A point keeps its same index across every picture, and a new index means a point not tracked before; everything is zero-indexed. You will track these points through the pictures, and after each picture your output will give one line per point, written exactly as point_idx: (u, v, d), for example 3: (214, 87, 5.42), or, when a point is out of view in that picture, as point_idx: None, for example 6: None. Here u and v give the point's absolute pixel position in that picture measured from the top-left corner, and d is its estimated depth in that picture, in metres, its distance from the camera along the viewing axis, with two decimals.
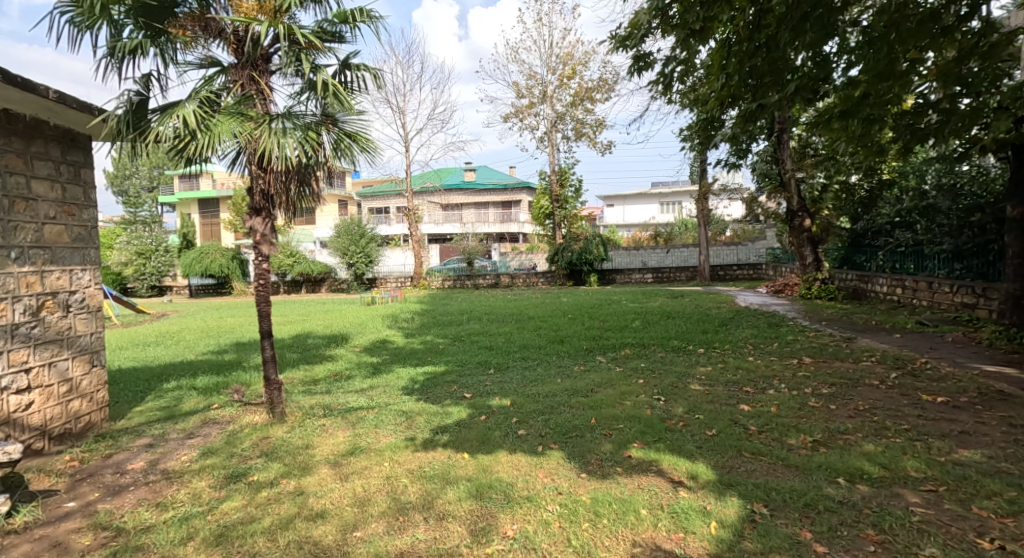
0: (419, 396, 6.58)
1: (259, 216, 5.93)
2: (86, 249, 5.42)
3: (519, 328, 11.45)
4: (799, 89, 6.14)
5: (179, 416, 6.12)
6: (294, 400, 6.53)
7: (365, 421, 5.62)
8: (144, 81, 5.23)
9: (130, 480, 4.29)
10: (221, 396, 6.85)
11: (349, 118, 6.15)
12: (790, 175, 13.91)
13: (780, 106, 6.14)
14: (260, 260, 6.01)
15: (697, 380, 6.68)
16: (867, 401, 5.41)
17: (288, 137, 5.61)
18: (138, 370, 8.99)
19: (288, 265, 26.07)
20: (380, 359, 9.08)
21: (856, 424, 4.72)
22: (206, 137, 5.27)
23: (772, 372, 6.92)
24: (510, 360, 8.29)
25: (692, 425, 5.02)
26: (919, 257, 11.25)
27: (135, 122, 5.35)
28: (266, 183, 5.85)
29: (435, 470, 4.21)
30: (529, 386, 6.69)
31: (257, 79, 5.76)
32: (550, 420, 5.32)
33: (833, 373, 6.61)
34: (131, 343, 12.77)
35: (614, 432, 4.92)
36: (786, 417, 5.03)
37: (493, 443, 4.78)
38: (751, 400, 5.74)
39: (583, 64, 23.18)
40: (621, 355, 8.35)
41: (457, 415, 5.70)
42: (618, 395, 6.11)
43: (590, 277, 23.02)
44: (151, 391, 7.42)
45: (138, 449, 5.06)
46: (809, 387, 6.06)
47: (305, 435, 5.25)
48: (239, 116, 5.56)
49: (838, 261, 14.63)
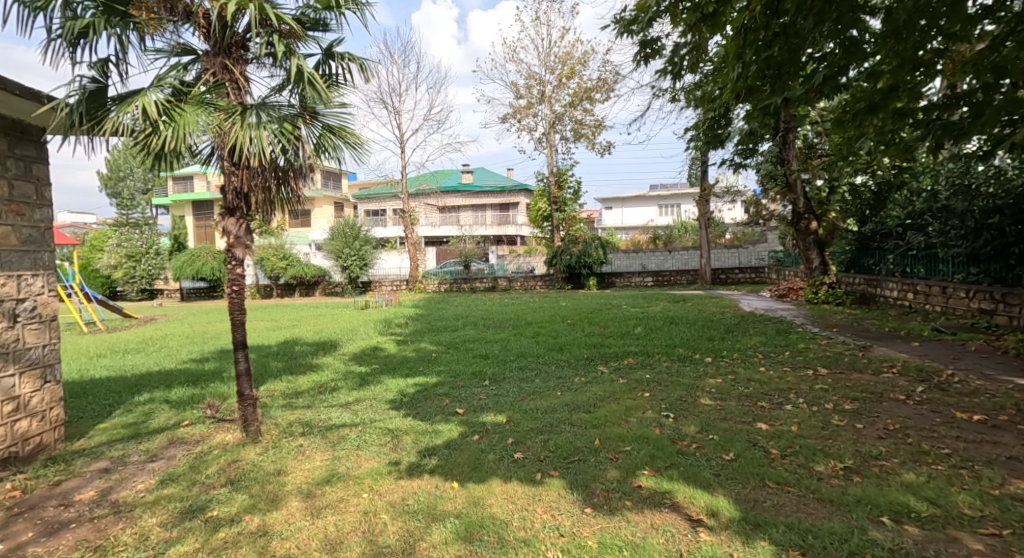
0: (407, 411, 6.09)
1: (232, 216, 5.47)
2: (38, 252, 4.95)
3: (516, 334, 10.98)
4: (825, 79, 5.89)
5: (145, 435, 5.64)
6: (272, 417, 6.04)
7: (347, 442, 5.14)
8: (102, 68, 4.78)
9: (74, 515, 3.81)
10: (193, 412, 6.36)
11: (330, 111, 5.71)
12: (797, 175, 13.46)
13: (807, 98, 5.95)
14: (234, 264, 5.54)
15: (707, 394, 6.22)
16: (896, 419, 4.92)
17: (261, 129, 5.14)
18: (113, 380, 8.53)
19: (281, 268, 25.57)
20: (370, 369, 8.55)
21: (890, 447, 4.23)
22: (169, 130, 4.82)
23: (786, 384, 6.44)
24: (506, 370, 7.77)
25: (707, 448, 4.54)
26: (934, 261, 10.76)
27: (92, 111, 4.83)
28: (239, 180, 5.38)
29: (420, 504, 3.74)
30: (527, 400, 6.21)
31: (231, 67, 5.28)
32: (549, 441, 4.84)
33: (854, 385, 6.13)
34: (111, 350, 12.25)
35: (620, 455, 4.44)
36: (810, 438, 4.56)
37: (485, 469, 4.29)
38: (769, 417, 5.25)
39: (583, 63, 22.82)
40: (624, 366, 7.85)
41: (447, 434, 5.22)
42: (622, 411, 5.63)
43: (589, 281, 22.58)
44: (121, 404, 6.95)
45: (93, 474, 4.59)
46: (830, 402, 5.58)
47: (277, 458, 4.75)
48: (208, 107, 5.12)
49: (844, 264, 14.18)
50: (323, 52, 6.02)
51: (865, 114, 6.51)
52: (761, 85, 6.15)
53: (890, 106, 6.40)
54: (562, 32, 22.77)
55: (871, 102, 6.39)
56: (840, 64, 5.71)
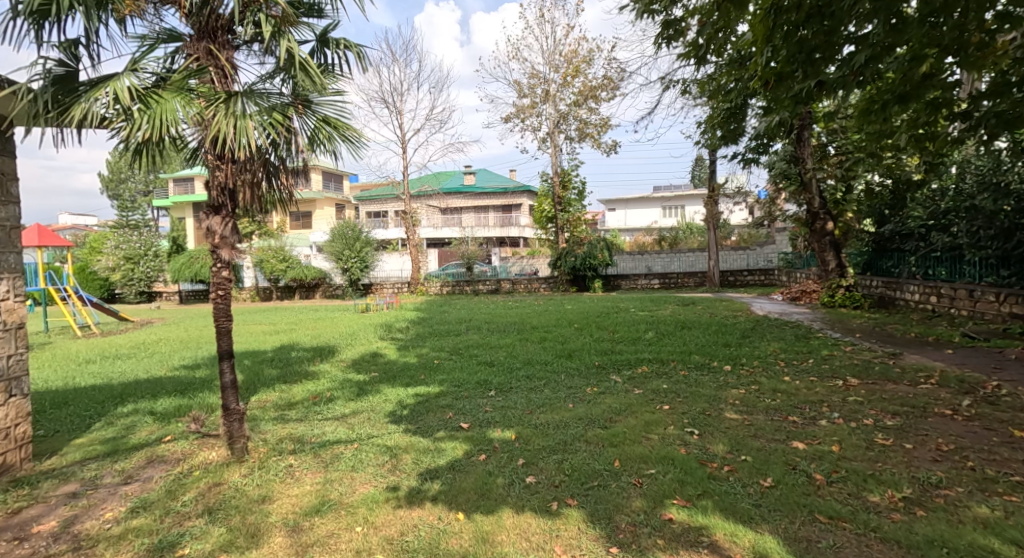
0: (407, 426, 5.62)
1: (217, 215, 5.02)
2: (2, 254, 4.53)
3: (521, 340, 10.51)
4: (867, 61, 5.48)
5: (122, 452, 5.20)
6: (261, 431, 5.59)
7: (342, 461, 4.68)
8: (75, 51, 4.40)
9: (27, 553, 3.42)
10: (177, 426, 5.91)
11: (323, 100, 5.25)
12: (812, 175, 12.90)
13: (845, 81, 5.70)
14: (220, 267, 5.08)
15: (731, 407, 5.74)
16: (948, 438, 4.45)
17: (247, 118, 4.71)
18: (98, 388, 8.08)
19: (280, 271, 25.13)
20: (368, 377, 8.05)
21: (950, 473, 3.76)
22: (144, 117, 4.42)
23: (816, 396, 5.96)
24: (512, 380, 7.28)
25: (741, 473, 4.06)
26: (963, 262, 10.23)
27: (60, 98, 4.40)
28: (225, 175, 4.93)
29: (421, 542, 3.34)
30: (537, 414, 5.74)
31: (216, 52, 4.86)
32: (564, 461, 4.40)
33: (892, 398, 5.64)
34: (102, 355, 11.78)
35: (645, 480, 4.00)
36: (855, 461, 4.09)
37: (493, 496, 3.86)
38: (805, 435, 4.77)
39: (588, 62, 22.42)
40: (638, 375, 7.34)
41: (451, 452, 4.76)
42: (641, 427, 5.16)
43: (594, 283, 22.20)
44: (102, 416, 6.52)
45: (59, 500, 4.16)
46: (869, 418, 5.09)
47: (263, 481, 4.29)
48: (189, 95, 4.69)
49: (860, 267, 13.69)
50: (318, 40, 5.59)
51: (895, 105, 6.27)
52: (792, 72, 5.79)
53: (922, 97, 6.17)
54: (567, 31, 22.37)
55: (902, 91, 6.14)
56: (883, 44, 5.31)
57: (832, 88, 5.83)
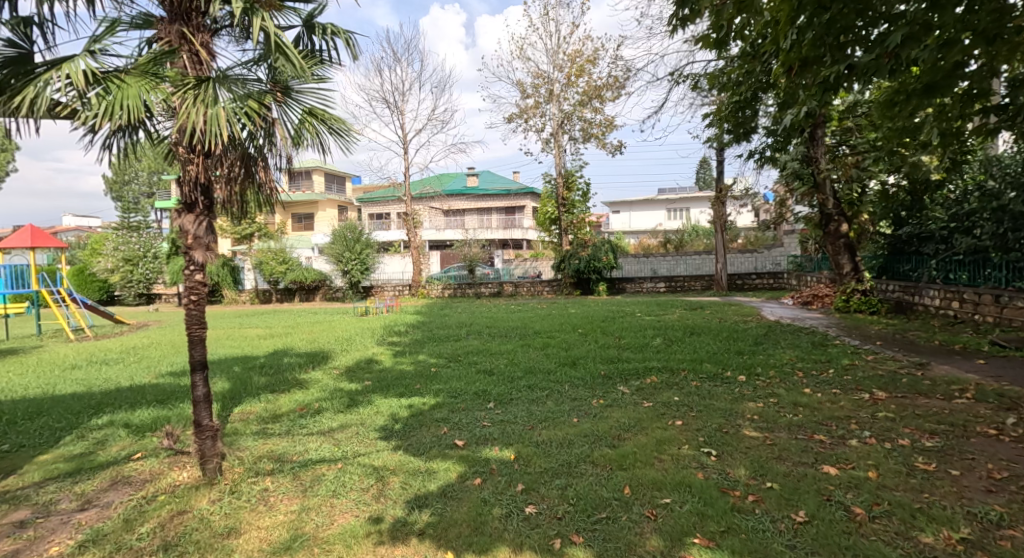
0: (398, 443, 5.17)
1: (190, 213, 4.57)
2: None
3: (524, 346, 10.05)
4: (904, 40, 5.03)
5: (86, 471, 4.77)
6: (240, 448, 5.15)
7: (323, 484, 4.24)
8: (26, 30, 4.02)
9: None
10: (150, 441, 5.49)
11: (305, 88, 4.82)
12: (825, 175, 12.38)
13: (876, 65, 5.26)
14: (193, 269, 4.61)
15: (750, 424, 5.25)
16: (999, 463, 4.00)
17: (219, 107, 4.29)
18: (77, 397, 7.68)
19: (280, 273, 24.78)
20: (361, 386, 7.61)
21: (1011, 509, 3.34)
22: (102, 104, 4.03)
23: (842, 412, 5.48)
24: (513, 390, 6.83)
25: (768, 504, 3.60)
26: (987, 266, 9.72)
27: (9, 80, 4.00)
28: (197, 169, 4.49)
29: None
30: (539, 430, 5.28)
31: (189, 36, 4.38)
32: (569, 488, 3.95)
33: (926, 415, 5.16)
34: (89, 360, 11.41)
35: (660, 512, 3.56)
36: (897, 491, 3.64)
37: (488, 532, 3.45)
38: (836, 457, 4.29)
39: (593, 61, 22.03)
40: (647, 386, 6.87)
41: (444, 475, 4.31)
42: (652, 446, 4.69)
43: (598, 286, 21.76)
44: (73, 429, 6.09)
45: (4, 531, 3.77)
46: (905, 437, 4.63)
47: (232, 509, 3.86)
48: (154, 80, 4.30)
49: (875, 270, 13.21)
50: (304, 25, 5.17)
51: (922, 96, 5.81)
52: (820, 56, 5.50)
53: (952, 88, 5.71)
54: (571, 30, 22.01)
55: (930, 82, 5.68)
56: (922, 21, 4.88)
57: (864, 73, 5.36)
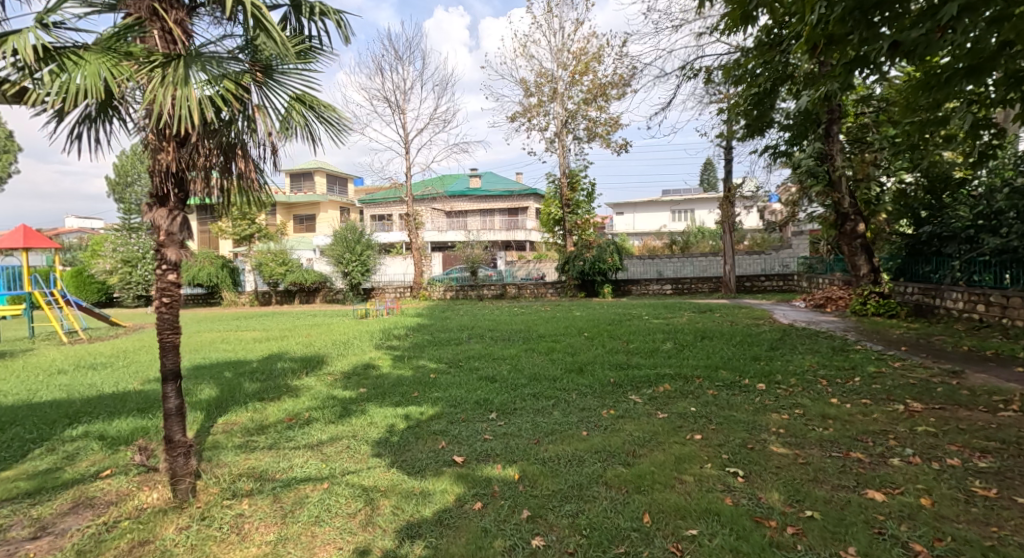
0: (391, 459, 4.71)
1: (162, 207, 4.14)
2: None
3: (528, 351, 9.58)
4: (959, 11, 4.52)
5: (47, 491, 4.34)
6: (219, 464, 4.72)
7: (305, 508, 3.81)
8: None
9: None
10: (123, 456, 5.05)
11: (287, 71, 4.37)
12: (841, 172, 11.81)
13: (927, 40, 4.81)
14: (165, 269, 4.15)
15: (777, 439, 4.78)
16: None
17: (192, 89, 3.85)
18: (55, 404, 7.25)
19: (280, 274, 24.38)
20: (355, 394, 7.17)
21: None
22: (54, 84, 3.63)
23: (877, 426, 4.99)
24: (517, 399, 6.36)
25: (811, 538, 3.17)
26: (1015, 267, 9.22)
27: None
28: (169, 158, 4.05)
29: None
30: (545, 445, 4.83)
31: (161, 13, 3.93)
32: (578, 515, 3.50)
33: (972, 430, 4.69)
34: (78, 364, 10.96)
35: (686, 546, 3.12)
36: (959, 524, 3.19)
37: None
38: (880, 480, 3.81)
39: (597, 59, 21.59)
40: (660, 395, 6.42)
41: (440, 497, 3.88)
42: (671, 464, 4.23)
43: (603, 288, 21.32)
44: (44, 441, 5.65)
45: None
46: (954, 456, 4.16)
47: (200, 541, 3.44)
48: (118, 58, 3.86)
49: (892, 271, 12.71)
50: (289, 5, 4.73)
51: (963, 79, 5.30)
52: (846, 35, 5.11)
53: (997, 70, 5.19)
54: (575, 26, 21.57)
55: (971, 65, 5.19)
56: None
57: (910, 47, 4.93)
